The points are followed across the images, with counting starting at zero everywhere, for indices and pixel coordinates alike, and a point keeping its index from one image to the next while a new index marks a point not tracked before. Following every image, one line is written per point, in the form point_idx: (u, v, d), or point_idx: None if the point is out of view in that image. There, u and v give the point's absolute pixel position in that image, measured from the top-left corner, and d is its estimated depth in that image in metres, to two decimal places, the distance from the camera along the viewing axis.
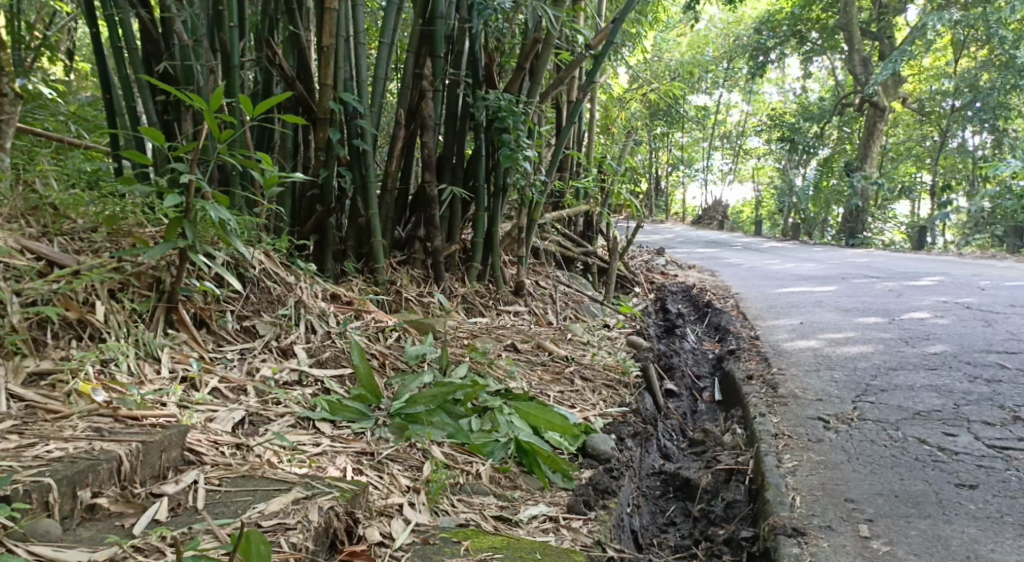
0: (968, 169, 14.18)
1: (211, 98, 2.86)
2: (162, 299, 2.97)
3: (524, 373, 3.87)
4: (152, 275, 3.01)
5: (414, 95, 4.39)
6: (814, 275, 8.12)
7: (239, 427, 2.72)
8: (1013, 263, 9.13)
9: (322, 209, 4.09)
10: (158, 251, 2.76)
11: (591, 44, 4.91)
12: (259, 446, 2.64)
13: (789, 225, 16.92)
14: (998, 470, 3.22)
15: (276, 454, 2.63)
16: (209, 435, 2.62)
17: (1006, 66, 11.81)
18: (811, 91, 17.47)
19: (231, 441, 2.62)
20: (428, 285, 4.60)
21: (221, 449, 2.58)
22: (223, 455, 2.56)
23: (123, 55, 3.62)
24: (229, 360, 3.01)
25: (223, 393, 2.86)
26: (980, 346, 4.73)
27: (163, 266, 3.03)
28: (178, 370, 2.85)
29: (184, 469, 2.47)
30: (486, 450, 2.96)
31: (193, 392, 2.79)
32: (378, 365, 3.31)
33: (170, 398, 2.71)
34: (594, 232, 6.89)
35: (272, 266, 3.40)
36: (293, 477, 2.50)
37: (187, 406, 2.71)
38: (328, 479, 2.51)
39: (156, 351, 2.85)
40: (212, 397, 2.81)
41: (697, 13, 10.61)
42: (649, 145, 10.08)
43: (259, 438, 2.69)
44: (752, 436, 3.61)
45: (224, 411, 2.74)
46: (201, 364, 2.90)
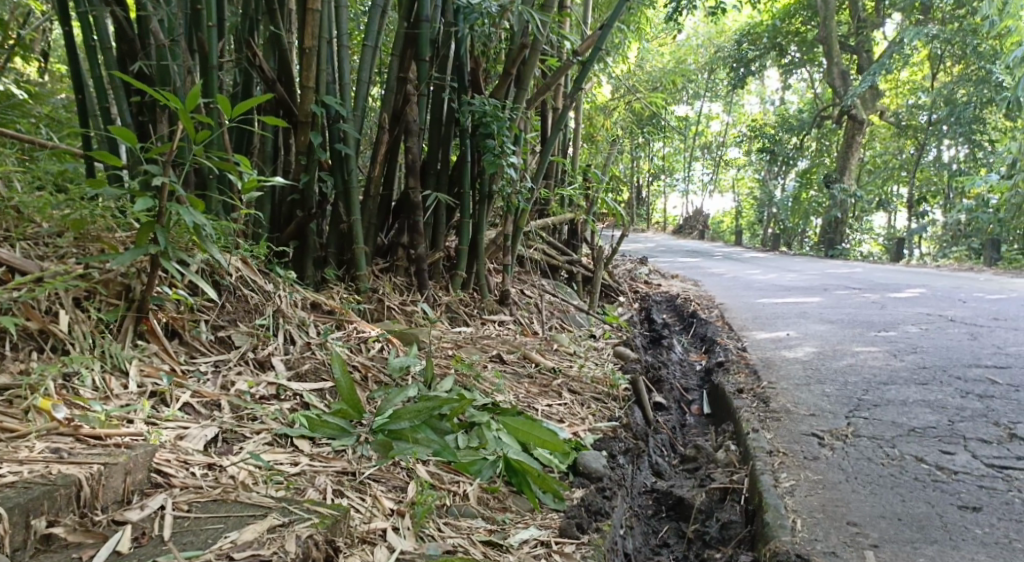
0: (944, 182, 14.22)
1: (187, 97, 2.71)
2: (131, 308, 2.83)
3: (512, 386, 3.75)
4: (121, 282, 2.87)
5: (398, 99, 4.28)
6: (796, 286, 8.04)
7: (212, 445, 2.58)
8: (991, 276, 9.10)
9: (302, 214, 3.95)
10: (128, 258, 2.62)
11: (579, 50, 4.80)
12: (233, 466, 2.50)
13: (769, 235, 16.89)
14: (1000, 491, 3.12)
15: (251, 475, 2.48)
16: (178, 454, 2.48)
17: (982, 80, 11.83)
18: (790, 103, 17.50)
19: (202, 461, 2.48)
20: (411, 293, 4.47)
21: (191, 470, 2.43)
22: (194, 476, 2.41)
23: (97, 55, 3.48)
24: (202, 374, 2.86)
25: (195, 408, 2.71)
26: (968, 360, 4.65)
27: (133, 273, 2.88)
28: (146, 385, 2.70)
29: (150, 492, 2.33)
30: (473, 469, 2.83)
31: (163, 408, 2.64)
32: (360, 378, 3.17)
33: (137, 414, 2.56)
34: (578, 240, 6.78)
35: (249, 274, 3.26)
36: (269, 501, 2.37)
37: (156, 423, 2.56)
38: (307, 503, 2.37)
39: (123, 364, 2.71)
40: (186, 413, 2.67)
41: (679, 24, 10.56)
42: (630, 154, 10.01)
43: (233, 457, 2.55)
44: (746, 453, 3.51)
45: (196, 428, 2.60)
46: (171, 378, 2.75)
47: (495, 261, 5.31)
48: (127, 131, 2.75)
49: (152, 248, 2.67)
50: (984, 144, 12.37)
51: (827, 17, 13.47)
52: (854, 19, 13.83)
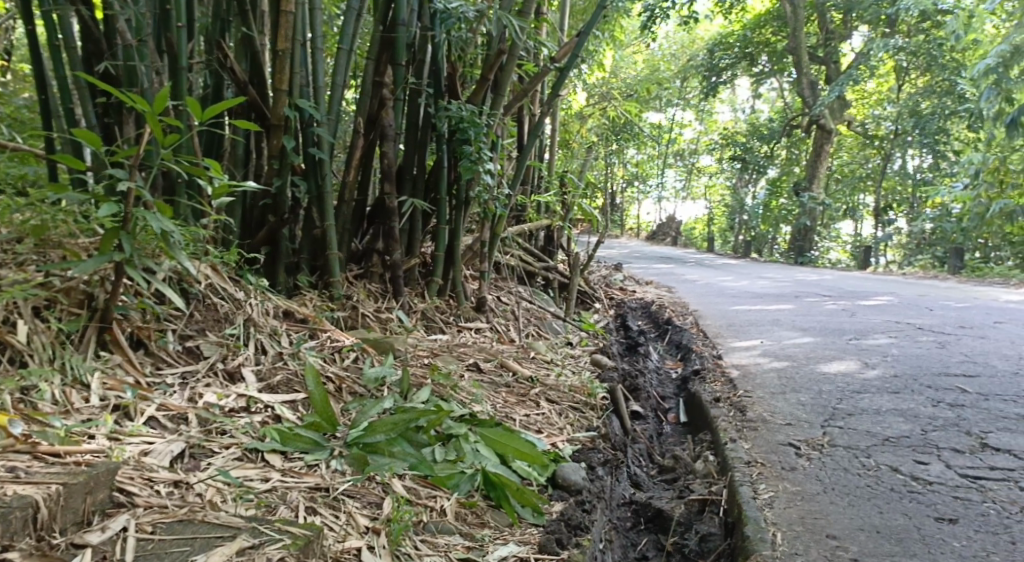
0: (908, 191, 14.34)
1: (156, 99, 2.62)
2: (94, 318, 2.74)
3: (488, 395, 3.68)
4: (84, 291, 2.78)
5: (374, 103, 4.19)
6: (768, 293, 8.03)
7: (178, 461, 2.49)
8: (956, 284, 9.14)
9: (275, 219, 3.87)
10: (91, 265, 2.52)
11: (556, 56, 4.74)
12: (200, 483, 2.41)
13: (741, 242, 16.95)
14: (975, 502, 3.09)
15: (219, 493, 2.40)
16: (143, 471, 2.39)
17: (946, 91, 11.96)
18: (760, 111, 17.60)
19: (168, 478, 2.39)
20: (386, 300, 4.39)
21: (156, 488, 2.34)
22: (159, 495, 2.32)
23: (61, 55, 3.38)
24: (169, 386, 2.77)
25: (160, 422, 2.61)
26: (938, 368, 4.64)
27: (96, 281, 2.80)
28: (109, 398, 2.60)
29: (112, 513, 2.23)
30: (451, 483, 2.76)
31: (126, 422, 2.55)
32: (334, 389, 3.09)
33: (99, 430, 2.47)
34: (554, 247, 6.73)
35: (220, 281, 3.17)
36: (238, 521, 2.28)
37: (119, 438, 2.47)
38: (279, 522, 2.29)
39: (85, 376, 2.62)
40: (151, 427, 2.58)
41: (651, 33, 10.56)
42: (604, 161, 9.99)
43: (201, 474, 2.46)
44: (724, 464, 3.47)
45: (161, 443, 2.51)
46: (136, 391, 2.66)
47: (471, 267, 5.24)
48: (91, 134, 2.66)
49: (118, 256, 2.58)
50: (948, 154, 12.49)
51: (796, 28, 13.52)
52: (822, 30, 13.92)
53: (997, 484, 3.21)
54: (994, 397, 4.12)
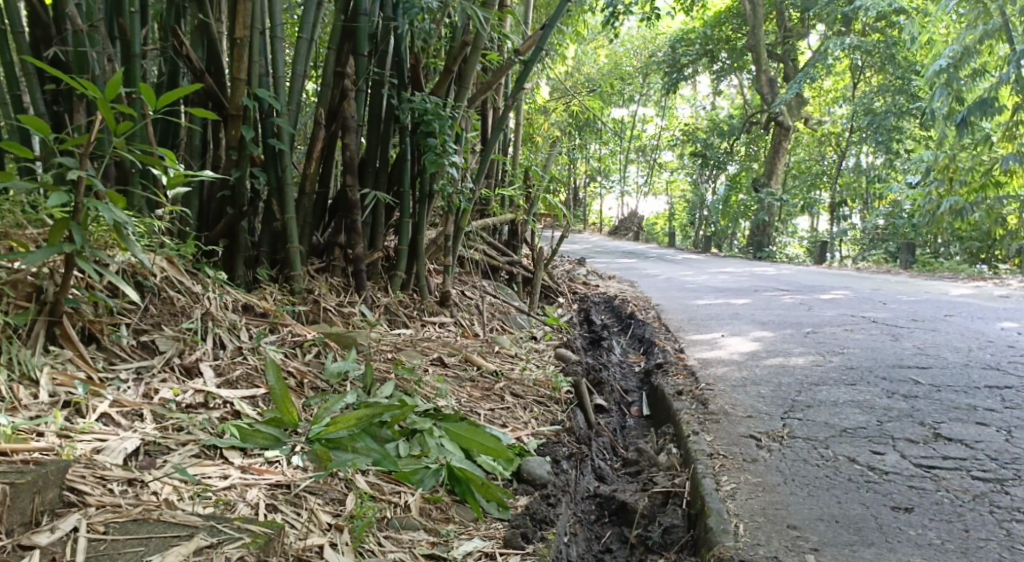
0: (863, 187, 14.50)
1: (108, 85, 2.54)
2: (42, 312, 2.64)
3: (452, 390, 3.63)
4: (31, 284, 2.67)
5: (335, 94, 4.12)
6: (728, 287, 8.07)
7: (132, 459, 2.42)
8: (909, 279, 9.24)
9: (233, 211, 3.80)
10: (39, 257, 2.43)
11: (520, 50, 4.70)
12: (155, 482, 2.34)
13: (700, 237, 17.04)
14: (929, 491, 3.10)
15: (176, 491, 2.34)
16: (94, 469, 2.31)
17: (899, 89, 12.11)
18: (720, 108, 17.71)
19: (121, 476, 2.32)
20: (348, 294, 4.33)
21: (109, 487, 2.27)
22: (112, 494, 2.26)
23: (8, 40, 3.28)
24: (122, 382, 2.69)
25: (113, 419, 2.54)
26: (892, 361, 4.67)
27: (44, 274, 2.69)
28: (59, 394, 2.52)
29: (62, 513, 2.16)
30: (415, 478, 2.71)
31: (77, 419, 2.47)
32: (296, 385, 3.03)
33: (48, 427, 2.39)
34: (519, 241, 6.69)
35: (176, 275, 3.10)
36: (196, 519, 2.22)
37: (69, 436, 2.40)
38: (237, 520, 2.23)
39: (33, 372, 2.53)
40: (102, 424, 2.51)
41: (612, 29, 10.56)
42: (568, 155, 9.98)
43: (156, 471, 2.39)
44: (687, 456, 3.46)
45: (114, 441, 2.44)
46: (88, 387, 2.58)
47: (434, 262, 5.19)
48: (39, 121, 2.57)
49: (67, 247, 2.49)
50: (902, 152, 12.65)
51: (756, 26, 13.63)
52: (781, 28, 14.02)
53: (950, 473, 3.24)
54: (946, 388, 4.15)
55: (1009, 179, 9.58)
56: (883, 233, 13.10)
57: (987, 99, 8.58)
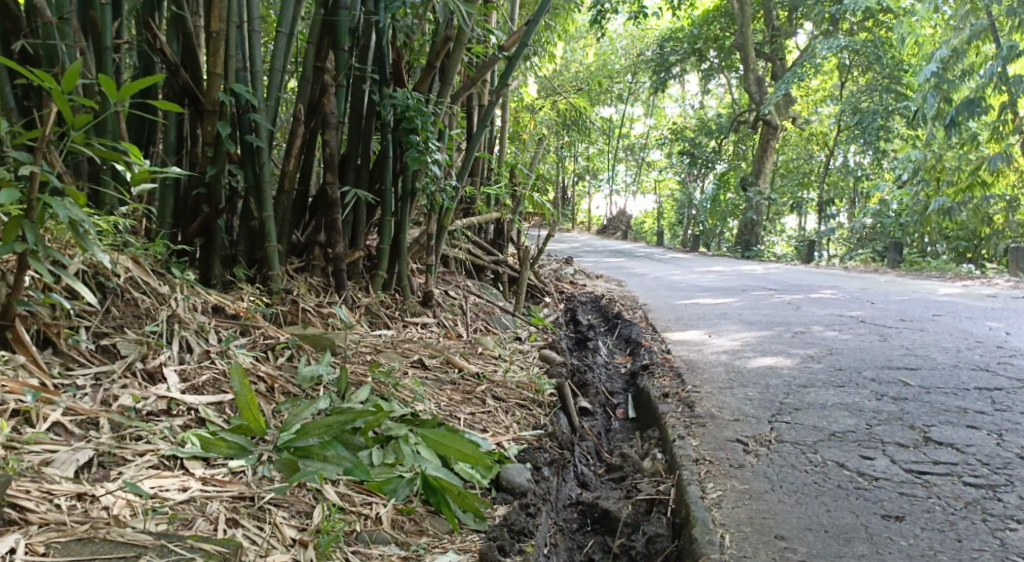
0: (851, 186, 14.45)
1: (65, 76, 2.46)
2: None
3: (431, 393, 3.53)
4: None
5: (315, 89, 4.02)
6: (716, 286, 7.99)
7: (85, 471, 2.32)
8: (897, 278, 9.17)
9: (209, 210, 3.69)
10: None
11: (505, 45, 4.60)
12: (107, 496, 2.25)
13: (688, 236, 16.97)
14: (920, 498, 3.02)
15: (129, 506, 2.24)
16: (41, 483, 2.21)
17: (888, 88, 12.07)
18: (708, 107, 17.66)
19: (70, 490, 2.22)
20: (328, 294, 4.23)
21: (55, 502, 2.18)
22: (58, 510, 2.16)
23: None
24: (79, 389, 2.57)
25: (66, 428, 2.43)
26: (881, 361, 4.60)
27: None
28: (8, 402, 2.39)
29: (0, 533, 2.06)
30: (388, 488, 2.61)
31: (25, 429, 2.35)
32: (266, 390, 2.92)
33: None
34: (504, 240, 6.59)
35: (141, 275, 2.99)
36: (147, 538, 2.14)
37: (15, 447, 2.28)
38: (190, 539, 2.15)
39: None
40: (55, 434, 2.39)
41: (600, 28, 10.46)
42: (556, 154, 9.87)
43: (109, 484, 2.29)
44: (672, 461, 3.38)
45: (66, 452, 2.33)
46: (39, 394, 2.45)
47: (417, 261, 5.07)
48: None
49: (19, 246, 2.37)
50: (889, 151, 12.61)
51: (744, 25, 13.58)
52: (769, 26, 13.87)
53: (941, 478, 3.16)
54: (936, 390, 4.08)
55: (997, 179, 9.53)
56: (870, 233, 13.04)
57: (975, 99, 8.53)
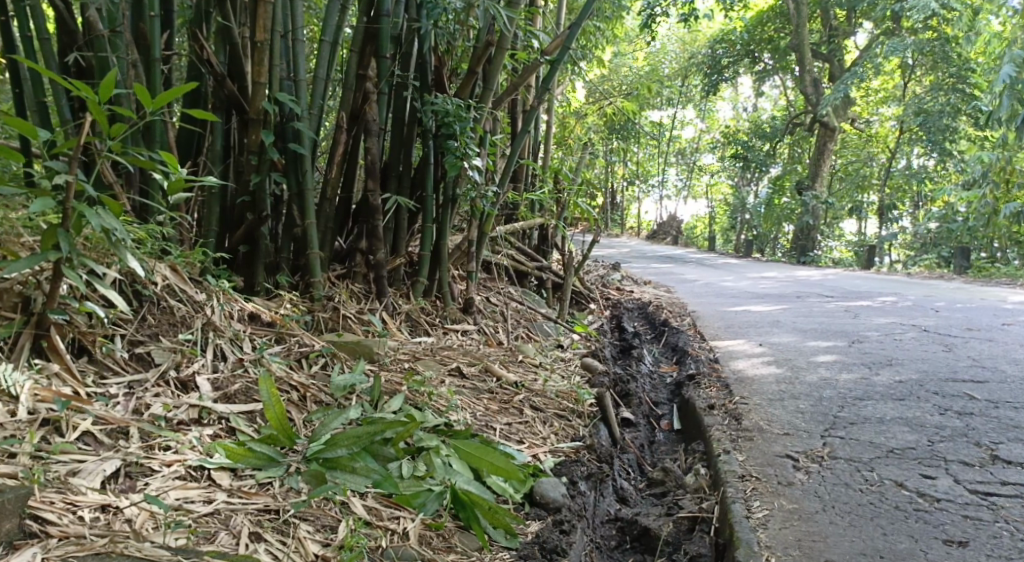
0: (913, 189, 14.11)
1: (101, 85, 2.48)
2: (28, 324, 2.55)
3: (468, 402, 3.51)
4: (19, 294, 2.60)
5: (357, 97, 4.02)
6: (769, 293, 7.84)
7: (111, 481, 2.34)
8: (961, 285, 8.92)
9: (253, 217, 3.70)
10: (22, 265, 2.36)
11: (547, 49, 4.54)
12: (130, 508, 2.26)
13: (742, 240, 16.75)
14: (986, 523, 2.92)
15: (151, 519, 2.25)
16: (66, 494, 2.23)
17: (952, 88, 11.75)
18: (763, 110, 17.41)
19: (94, 502, 2.24)
20: (369, 301, 4.22)
21: (79, 514, 2.19)
22: (80, 522, 2.17)
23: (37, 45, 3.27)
24: (111, 398, 2.59)
25: (96, 438, 2.44)
26: (944, 374, 4.46)
27: (34, 282, 2.61)
28: (39, 411, 2.42)
29: (18, 546, 2.07)
30: (417, 502, 2.59)
31: (54, 439, 2.38)
32: (298, 399, 2.92)
33: (21, 448, 2.30)
34: (549, 246, 6.54)
35: (179, 283, 3.02)
36: (164, 554, 2.13)
37: (43, 457, 2.31)
38: (207, 556, 2.15)
39: (12, 386, 2.42)
40: (83, 444, 2.41)
41: (651, 29, 10.33)
42: (605, 157, 9.78)
43: (133, 496, 2.30)
44: (716, 477, 3.31)
45: (93, 462, 2.35)
46: (69, 402, 2.47)
47: (458, 267, 5.04)
48: (29, 127, 2.52)
49: (54, 253, 2.41)
50: (952, 153, 12.31)
51: (799, 25, 13.37)
52: (825, 27, 13.80)
53: (1010, 501, 3.05)
54: (1004, 404, 3.95)
55: None
56: (934, 237, 12.83)
57: None
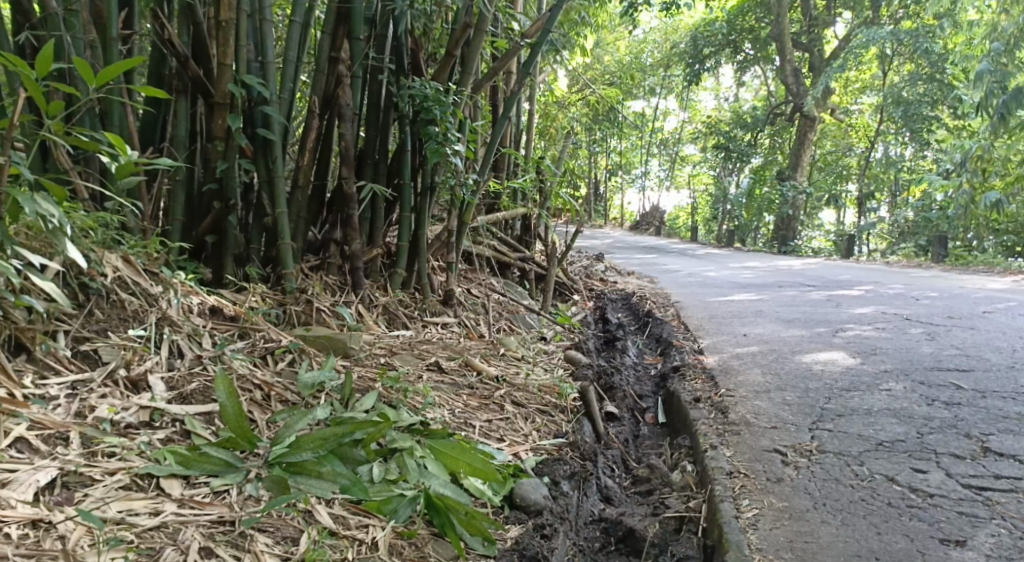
0: (891, 179, 14.02)
1: (38, 59, 2.37)
2: None
3: (445, 398, 3.35)
4: None
5: (330, 81, 3.82)
6: (752, 283, 7.71)
7: (47, 492, 2.20)
8: (943, 274, 8.82)
9: (220, 207, 3.52)
10: None
11: (527, 32, 4.36)
12: (65, 523, 2.12)
13: (723, 231, 16.62)
14: (983, 520, 2.79)
15: (89, 534, 2.11)
16: None
17: (930, 78, 11.65)
18: (743, 100, 17.31)
19: (24, 517, 2.10)
20: (344, 293, 4.05)
21: (7, 531, 2.06)
22: (7, 541, 2.04)
23: None
24: (51, 400, 2.42)
25: (31, 444, 2.28)
26: (929, 363, 4.33)
27: None
28: None
29: None
30: (387, 508, 2.44)
31: None
32: (262, 398, 2.75)
33: None
34: (532, 236, 6.36)
35: (131, 275, 2.84)
36: None
37: None
38: None
39: None
40: (17, 451, 2.25)
41: (633, 19, 10.17)
42: (587, 147, 9.63)
43: (69, 509, 2.16)
44: (703, 474, 3.16)
45: (26, 472, 2.20)
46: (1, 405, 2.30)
47: (438, 258, 4.86)
48: None
49: None
50: (929, 142, 12.24)
51: (780, 15, 13.23)
52: (805, 17, 13.67)
53: (1004, 496, 2.92)
54: (991, 394, 3.82)
55: None
56: (912, 226, 12.74)
57: None
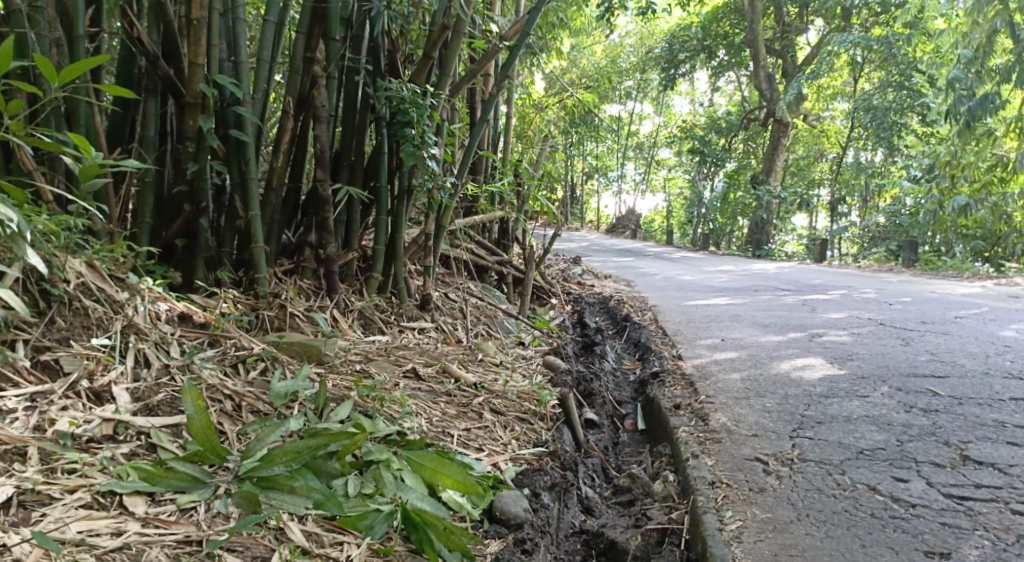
0: (864, 183, 14.09)
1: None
2: None
3: (422, 406, 3.26)
4: None
5: (305, 81, 3.72)
6: (728, 287, 7.68)
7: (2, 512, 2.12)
8: (914, 279, 8.84)
9: (190, 209, 3.42)
10: None
11: (505, 34, 4.28)
12: (20, 545, 2.05)
13: (698, 234, 16.63)
14: (965, 531, 2.75)
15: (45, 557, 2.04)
16: None
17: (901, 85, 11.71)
18: (717, 105, 17.35)
19: None
20: (319, 298, 3.96)
21: None
22: None
23: None
24: (8, 413, 2.33)
25: None
26: (905, 369, 4.31)
27: None
28: None
29: None
30: (362, 525, 2.36)
31: None
32: (232, 409, 2.67)
33: None
34: (510, 239, 6.29)
35: (96, 280, 2.73)
36: None
37: None
38: None
39: None
40: None
41: (609, 23, 10.13)
42: (563, 151, 9.58)
43: (24, 531, 2.09)
44: (684, 484, 3.10)
45: None
46: None
47: (415, 261, 4.78)
48: None
49: None
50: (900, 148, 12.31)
51: (754, 21, 13.24)
52: (779, 23, 13.70)
53: (986, 506, 2.88)
54: (969, 400, 3.80)
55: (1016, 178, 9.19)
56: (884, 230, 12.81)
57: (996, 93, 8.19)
